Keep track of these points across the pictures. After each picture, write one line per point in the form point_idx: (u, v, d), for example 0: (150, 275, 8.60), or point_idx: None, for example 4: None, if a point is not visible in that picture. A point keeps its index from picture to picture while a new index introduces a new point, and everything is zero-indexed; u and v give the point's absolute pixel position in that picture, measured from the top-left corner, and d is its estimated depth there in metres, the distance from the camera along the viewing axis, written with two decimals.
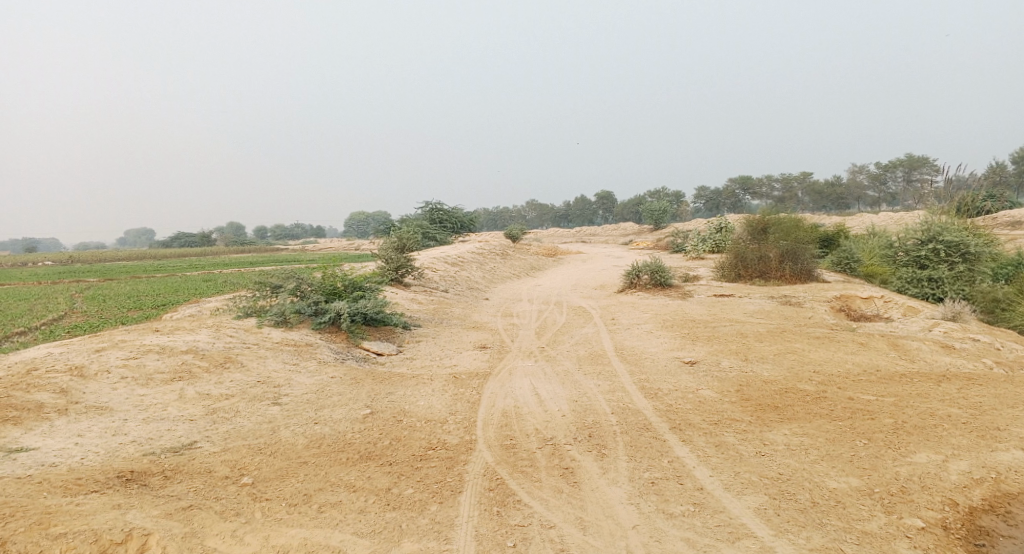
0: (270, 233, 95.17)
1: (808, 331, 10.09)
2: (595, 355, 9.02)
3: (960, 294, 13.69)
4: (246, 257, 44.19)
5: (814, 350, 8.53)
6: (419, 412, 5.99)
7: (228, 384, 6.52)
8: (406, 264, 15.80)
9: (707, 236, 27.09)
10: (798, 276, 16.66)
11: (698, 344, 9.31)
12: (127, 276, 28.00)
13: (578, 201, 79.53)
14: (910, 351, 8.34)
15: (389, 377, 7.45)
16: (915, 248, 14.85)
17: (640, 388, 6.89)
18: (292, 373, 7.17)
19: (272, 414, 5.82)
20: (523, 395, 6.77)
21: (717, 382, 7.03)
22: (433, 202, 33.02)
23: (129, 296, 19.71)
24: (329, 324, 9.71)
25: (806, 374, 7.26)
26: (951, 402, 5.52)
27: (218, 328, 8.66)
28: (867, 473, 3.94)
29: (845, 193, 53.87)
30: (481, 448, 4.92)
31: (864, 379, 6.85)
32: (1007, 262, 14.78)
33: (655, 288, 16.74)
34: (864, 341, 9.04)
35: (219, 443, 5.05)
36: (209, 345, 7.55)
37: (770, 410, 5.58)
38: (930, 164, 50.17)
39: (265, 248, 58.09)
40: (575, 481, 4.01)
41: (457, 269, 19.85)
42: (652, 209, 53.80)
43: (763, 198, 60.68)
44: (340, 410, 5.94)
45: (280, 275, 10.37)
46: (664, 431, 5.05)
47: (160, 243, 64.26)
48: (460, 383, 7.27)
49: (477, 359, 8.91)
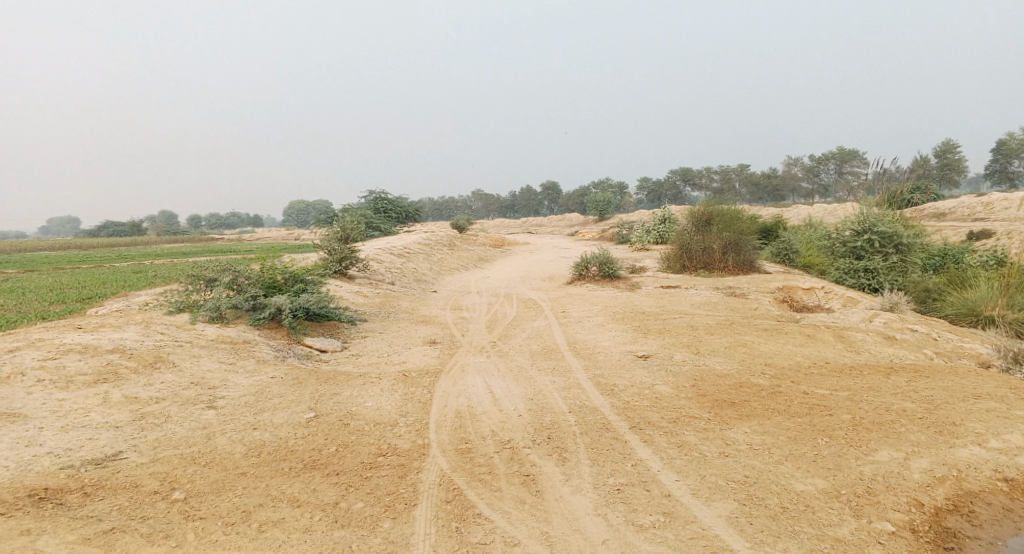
0: (205, 222, 90.72)
1: (756, 323, 10.30)
2: (549, 350, 8.87)
3: (894, 284, 14.37)
4: (178, 248, 41.84)
5: (762, 343, 8.70)
6: (367, 414, 5.64)
7: (158, 386, 5.90)
8: (350, 256, 15.19)
9: (651, 228, 27.55)
10: (741, 267, 17.16)
11: (651, 338, 9.31)
12: (46, 266, 25.95)
13: (525, 191, 79.56)
14: (856, 343, 8.73)
15: (335, 377, 7.02)
16: (852, 240, 15.47)
17: (595, 384, 6.78)
18: (229, 373, 6.63)
19: (209, 419, 5.23)
20: (476, 393, 6.53)
21: (673, 377, 7.01)
22: (378, 191, 32.14)
23: (49, 288, 18.23)
24: (269, 319, 9.15)
25: (758, 368, 7.37)
26: (903, 396, 5.95)
27: (147, 325, 7.96)
28: (832, 474, 4.15)
29: (781, 186, 56.17)
30: (435, 453, 4.65)
31: (815, 372, 7.15)
32: (935, 254, 15.62)
33: (604, 280, 16.79)
34: (810, 332, 9.32)
35: (148, 452, 4.38)
36: (137, 344, 6.89)
37: (728, 406, 5.76)
38: (860, 159, 52.95)
39: (201, 238, 55.22)
40: (538, 490, 3.81)
41: (404, 261, 19.32)
42: (598, 199, 54.41)
43: (704, 190, 62.47)
44: (280, 413, 5.50)
45: (215, 267, 9.67)
46: (625, 431, 4.94)
47: (84, 231, 60.25)
48: (410, 382, 6.95)
49: (427, 355, 8.59)
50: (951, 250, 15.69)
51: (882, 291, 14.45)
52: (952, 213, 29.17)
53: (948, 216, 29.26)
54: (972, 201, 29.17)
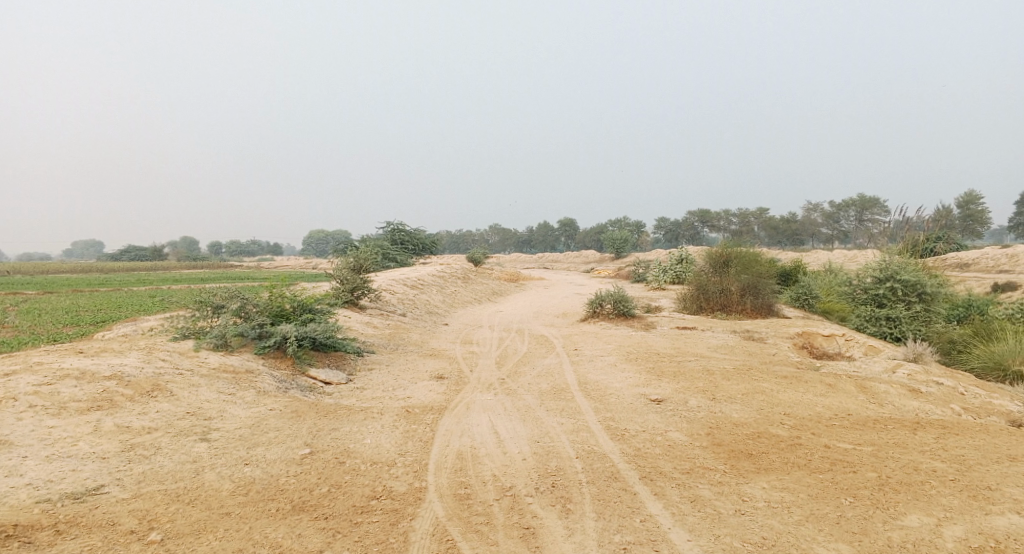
0: (226, 248, 92.25)
1: (775, 369, 9.94)
2: (558, 390, 8.60)
3: (917, 334, 13.93)
4: (198, 273, 42.36)
5: (781, 391, 8.35)
6: (364, 452, 5.41)
7: (152, 416, 5.73)
8: (362, 287, 15.12)
9: (667, 268, 27.27)
10: (758, 310, 16.82)
11: (664, 381, 9.00)
12: (68, 288, 26.38)
13: (542, 227, 79.91)
14: (879, 394, 8.35)
15: (336, 411, 6.82)
16: (873, 286, 15.08)
17: (605, 428, 6.49)
18: (227, 404, 6.45)
19: (199, 452, 5.03)
20: (481, 433, 6.27)
21: (687, 424, 6.70)
22: (396, 223, 32.40)
23: (66, 310, 18.42)
24: (274, 348, 9.01)
25: (776, 418, 7.03)
26: (932, 454, 5.57)
27: (150, 351, 7.85)
28: (858, 538, 3.81)
29: (800, 230, 55.70)
30: (431, 499, 4.39)
31: (837, 424, 6.80)
32: (959, 304, 15.18)
33: (618, 318, 16.50)
34: (831, 381, 8.95)
35: (131, 487, 4.21)
36: (137, 371, 6.75)
37: (744, 458, 5.43)
38: (879, 205, 52.48)
39: (222, 264, 55.93)
40: (536, 546, 3.56)
41: (417, 293, 19.23)
42: (614, 238, 54.32)
43: (721, 231, 62.18)
44: (275, 449, 5.29)
45: (224, 294, 9.61)
46: (634, 482, 4.63)
47: (108, 254, 61.51)
48: (412, 419, 6.71)
49: (433, 391, 8.36)
50: (977, 300, 15.24)
51: (905, 340, 14.00)
52: (976, 263, 28.54)
53: (972, 266, 28.62)
54: (997, 252, 28.56)
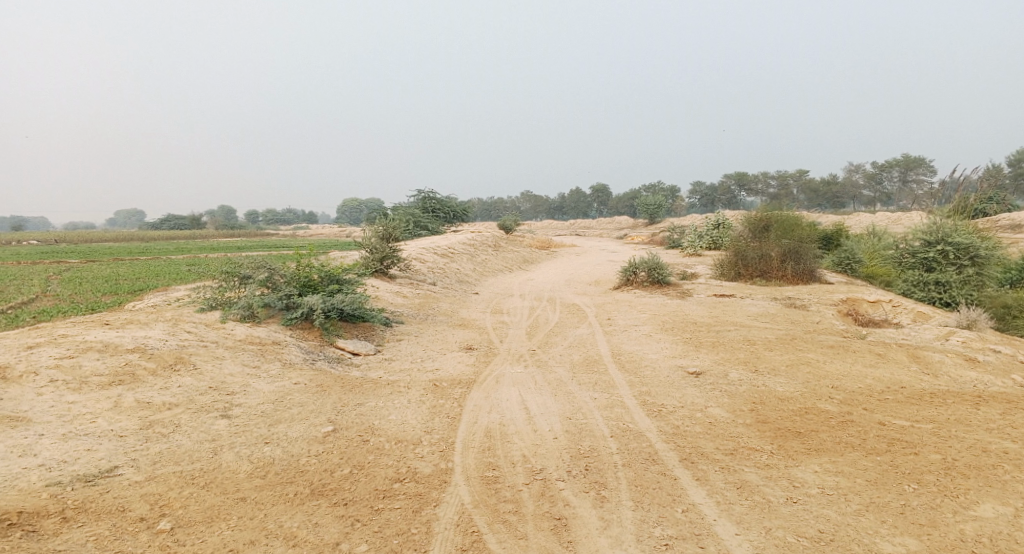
0: (262, 218, 93.83)
1: (820, 338, 9.41)
2: (591, 361, 8.28)
3: (969, 299, 13.08)
4: (234, 243, 43.11)
5: (828, 362, 7.85)
6: (389, 430, 5.21)
7: (174, 391, 5.63)
8: (391, 256, 14.97)
9: (703, 233, 26.43)
10: (800, 277, 15.96)
11: (702, 351, 8.59)
12: (111, 258, 27.06)
13: (573, 193, 78.67)
14: (935, 365, 7.79)
15: (361, 384, 6.65)
16: (923, 249, 14.18)
17: (640, 403, 6.16)
18: (251, 377, 6.32)
19: (218, 430, 4.88)
20: (509, 409, 6.02)
21: (728, 398, 6.32)
22: (426, 191, 32.14)
23: (107, 279, 18.88)
24: (301, 319, 8.90)
25: (825, 392, 6.59)
26: (1001, 433, 5.06)
27: (177, 323, 7.79)
28: (927, 531, 3.42)
29: (841, 191, 53.38)
30: (457, 482, 4.15)
31: (890, 399, 6.32)
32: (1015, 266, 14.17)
33: (652, 286, 16.00)
34: (881, 351, 8.40)
35: (145, 469, 4.08)
36: (161, 344, 6.67)
37: (793, 438, 5.04)
38: (928, 165, 49.89)
39: (258, 234, 56.84)
40: (569, 540, 3.31)
41: (447, 261, 19.02)
42: (647, 203, 53.04)
43: (758, 194, 60.13)
44: (296, 426, 5.12)
45: (250, 264, 9.48)
46: (674, 465, 4.31)
47: (150, 224, 63.17)
48: (439, 393, 6.50)
49: (461, 363, 8.16)
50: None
51: (957, 306, 13.17)
52: None
53: None
54: None
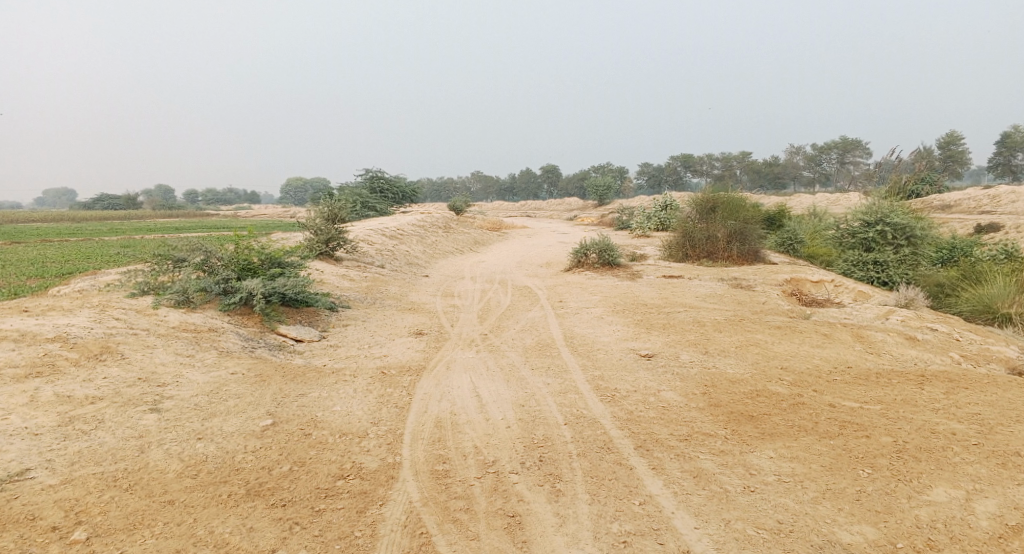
0: (200, 197, 89.54)
1: (767, 319, 9.60)
2: (544, 345, 8.16)
3: (904, 278, 13.70)
4: (170, 223, 40.92)
5: (776, 343, 7.99)
6: (334, 423, 4.91)
7: (98, 383, 5.12)
8: (338, 237, 14.41)
9: (652, 214, 26.80)
10: (745, 257, 16.44)
11: (654, 334, 8.61)
12: (33, 239, 25.14)
13: (524, 173, 78.44)
14: (875, 344, 8.05)
15: (304, 373, 6.29)
16: (862, 231, 14.72)
17: (595, 388, 6.08)
18: (185, 368, 5.86)
19: (147, 425, 4.44)
20: (461, 397, 5.82)
21: (681, 381, 6.32)
22: (375, 170, 31.20)
23: (28, 261, 17.48)
24: (241, 304, 8.40)
25: (774, 373, 6.69)
26: (946, 414, 5.24)
27: (102, 309, 7.18)
28: (882, 519, 3.49)
29: (782, 173, 55.20)
30: (406, 477, 3.94)
31: (838, 380, 6.47)
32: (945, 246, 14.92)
33: (604, 268, 16.04)
34: (826, 331, 8.63)
35: (61, 471, 3.66)
36: (84, 331, 6.09)
37: (746, 422, 5.08)
38: (861, 149, 52.15)
39: (196, 213, 54.16)
40: (525, 541, 3.22)
41: (396, 243, 18.52)
42: (597, 184, 53.38)
43: (704, 176, 61.46)
44: (233, 420, 4.75)
45: (184, 246, 8.85)
46: (632, 456, 4.22)
47: (77, 202, 59.25)
48: (388, 381, 6.22)
49: (411, 349, 7.89)
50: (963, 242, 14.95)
51: (893, 285, 13.78)
52: (957, 205, 28.37)
53: (954, 208, 28.47)
54: (979, 193, 28.44)
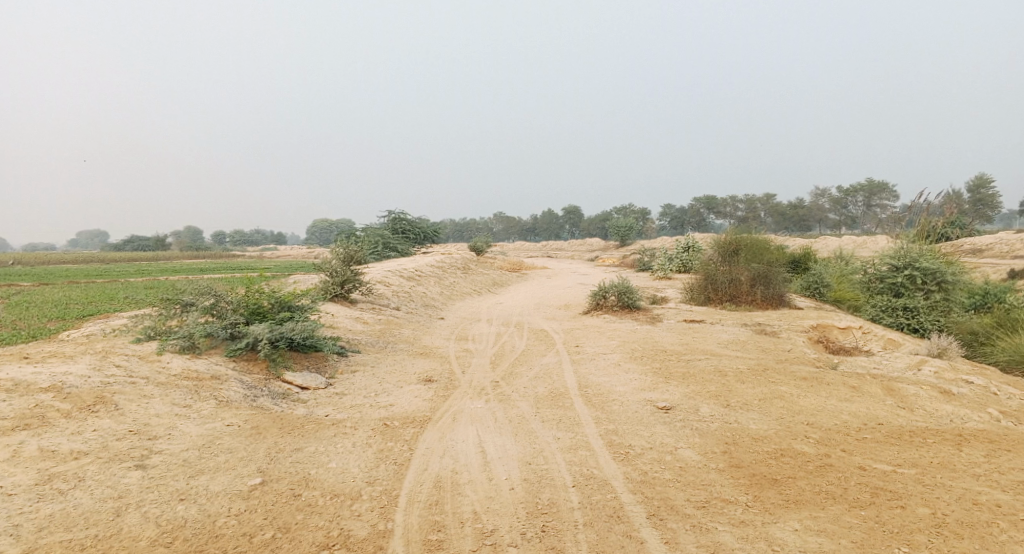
0: (230, 238, 91.72)
1: (792, 368, 9.14)
2: (557, 395, 7.81)
3: (936, 325, 13.10)
4: (198, 262, 41.77)
5: (802, 396, 7.53)
6: (327, 482, 4.65)
7: (86, 437, 4.95)
8: (354, 279, 14.37)
9: (674, 256, 26.43)
10: (769, 301, 15.88)
11: (673, 384, 8.22)
12: (64, 279, 25.78)
13: (546, 215, 78.82)
14: (908, 398, 7.55)
15: (304, 425, 6.05)
16: (890, 276, 14.19)
17: (607, 445, 5.72)
18: (179, 419, 5.66)
19: (128, 484, 4.23)
20: (465, 452, 5.52)
21: (700, 438, 5.93)
22: (397, 212, 31.55)
23: (54, 301, 17.83)
24: (247, 349, 8.27)
25: (800, 429, 6.25)
26: (989, 480, 4.77)
27: (105, 355, 7.09)
28: None
29: (806, 215, 54.63)
30: (395, 550, 3.69)
31: (868, 438, 5.99)
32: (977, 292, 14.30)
33: (623, 311, 15.68)
34: (855, 383, 8.14)
35: (26, 539, 3.49)
36: (81, 381, 5.98)
37: (769, 486, 4.68)
38: (887, 192, 51.40)
39: (223, 253, 55.37)
40: None
41: (413, 285, 18.45)
42: (619, 226, 53.30)
43: (727, 217, 61.00)
44: (220, 478, 4.52)
45: (193, 290, 8.81)
46: (644, 529, 3.89)
47: (112, 243, 61.15)
48: (389, 434, 5.94)
49: (419, 398, 7.61)
50: (996, 288, 14.32)
51: (925, 333, 13.16)
52: (990, 249, 27.51)
53: (987, 252, 27.61)
54: (1013, 238, 27.56)
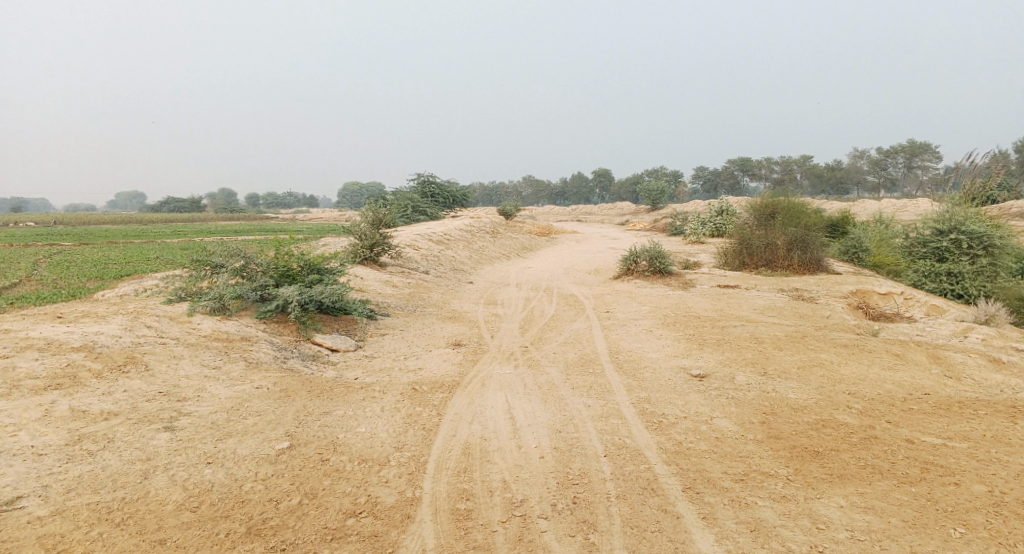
0: (263, 201, 93.01)
1: (832, 336, 8.77)
2: (587, 361, 7.66)
3: (982, 291, 12.44)
4: (233, 225, 42.48)
5: (843, 365, 7.22)
6: (355, 446, 4.61)
7: (116, 397, 5.00)
8: (382, 242, 14.33)
9: (707, 220, 25.74)
10: (807, 266, 15.31)
11: (706, 351, 7.97)
12: (105, 240, 26.44)
13: (575, 177, 77.64)
14: (956, 367, 7.17)
15: (331, 388, 6.03)
16: (935, 240, 13.49)
17: (639, 413, 5.56)
18: (208, 381, 5.69)
19: (156, 446, 4.28)
20: (493, 418, 5.43)
21: (736, 407, 5.71)
22: (426, 174, 31.33)
23: (94, 262, 18.26)
24: (277, 311, 8.30)
25: (842, 399, 5.98)
26: None
27: (137, 316, 7.17)
28: None
29: (845, 178, 52.71)
30: (423, 518, 3.65)
31: (914, 409, 5.69)
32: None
33: (654, 276, 15.33)
34: (899, 351, 7.77)
35: (54, 500, 3.54)
36: (112, 341, 6.05)
37: (810, 459, 4.45)
38: (932, 153, 49.08)
39: (256, 216, 56.21)
40: None
41: (442, 248, 18.36)
42: (650, 189, 52.21)
43: (762, 180, 59.14)
44: (248, 442, 4.52)
45: (223, 252, 8.82)
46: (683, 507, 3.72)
47: (150, 207, 62.64)
48: (417, 399, 5.88)
49: (446, 362, 7.55)
50: None
51: (969, 299, 12.51)
52: None
53: None
54: None
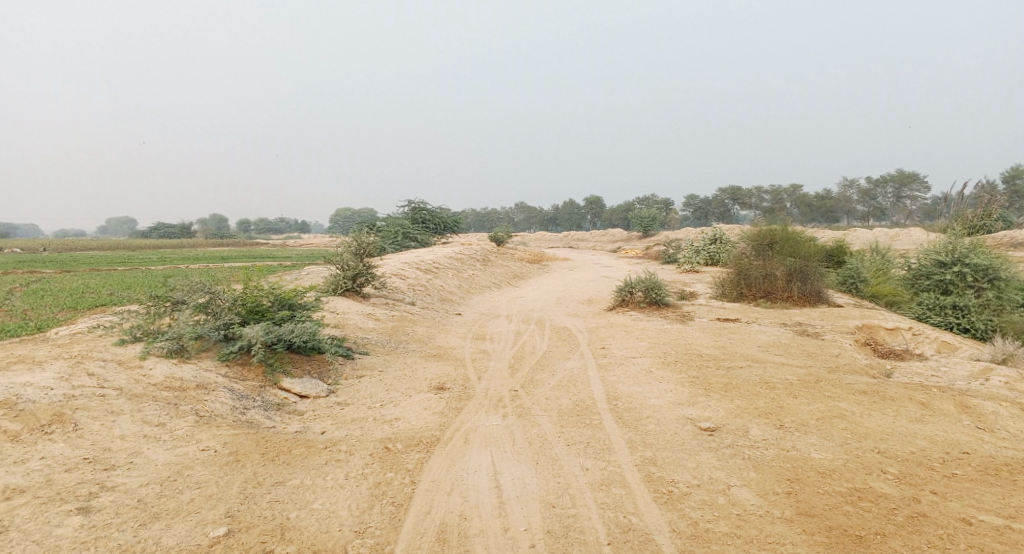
0: (254, 227, 92.32)
1: (846, 378, 8.08)
2: (583, 409, 6.88)
3: (990, 325, 11.77)
4: (221, 251, 41.61)
5: (866, 416, 6.48)
6: (306, 532, 3.84)
7: (29, 467, 4.19)
8: (365, 273, 13.56)
9: (701, 249, 25.25)
10: (807, 298, 14.66)
11: (714, 397, 7.23)
12: (86, 267, 25.47)
13: (567, 204, 77.53)
14: (989, 418, 6.46)
15: (291, 448, 5.22)
16: (938, 272, 12.94)
17: (645, 480, 4.81)
18: (146, 442, 4.88)
19: (59, 538, 3.49)
20: (475, 487, 4.65)
21: (756, 472, 4.96)
22: (417, 201, 30.71)
23: (68, 291, 17.36)
24: (241, 352, 7.48)
25: (874, 461, 5.24)
26: None
27: (80, 361, 6.36)
28: None
29: (834, 206, 52.49)
30: None
31: (960, 475, 4.95)
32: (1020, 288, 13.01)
33: (651, 308, 14.64)
34: (924, 398, 7.06)
35: None
36: (40, 394, 5.24)
37: (856, 547, 3.73)
38: (919, 181, 49.40)
39: (246, 242, 55.44)
40: None
41: (430, 277, 17.62)
42: (642, 216, 51.95)
43: (752, 208, 59.10)
44: (177, 529, 3.73)
45: (185, 285, 7.95)
46: None
47: (140, 233, 61.87)
48: (389, 462, 5.08)
49: (427, 411, 6.77)
50: None
51: (975, 334, 11.84)
52: None
53: None
54: None
